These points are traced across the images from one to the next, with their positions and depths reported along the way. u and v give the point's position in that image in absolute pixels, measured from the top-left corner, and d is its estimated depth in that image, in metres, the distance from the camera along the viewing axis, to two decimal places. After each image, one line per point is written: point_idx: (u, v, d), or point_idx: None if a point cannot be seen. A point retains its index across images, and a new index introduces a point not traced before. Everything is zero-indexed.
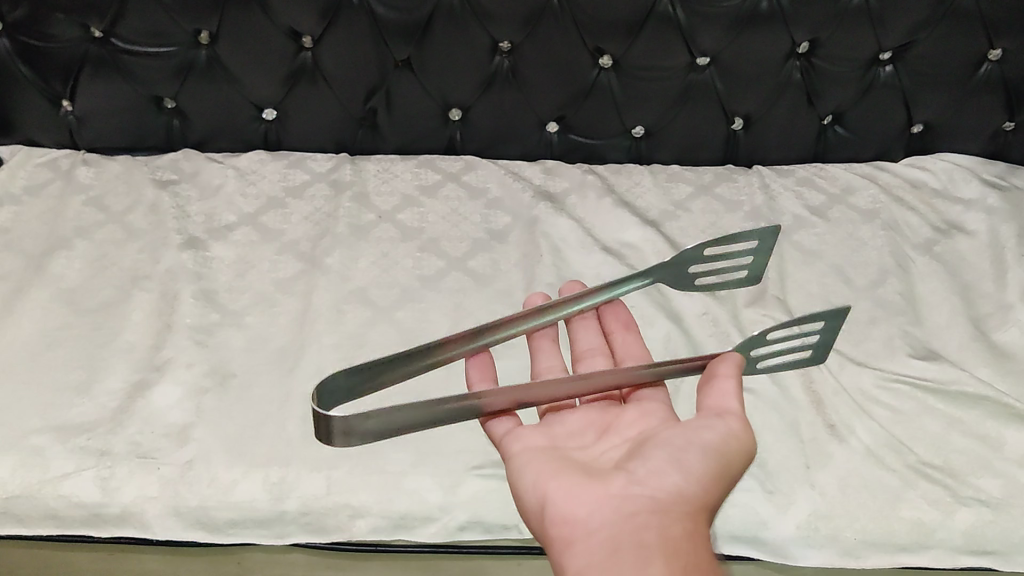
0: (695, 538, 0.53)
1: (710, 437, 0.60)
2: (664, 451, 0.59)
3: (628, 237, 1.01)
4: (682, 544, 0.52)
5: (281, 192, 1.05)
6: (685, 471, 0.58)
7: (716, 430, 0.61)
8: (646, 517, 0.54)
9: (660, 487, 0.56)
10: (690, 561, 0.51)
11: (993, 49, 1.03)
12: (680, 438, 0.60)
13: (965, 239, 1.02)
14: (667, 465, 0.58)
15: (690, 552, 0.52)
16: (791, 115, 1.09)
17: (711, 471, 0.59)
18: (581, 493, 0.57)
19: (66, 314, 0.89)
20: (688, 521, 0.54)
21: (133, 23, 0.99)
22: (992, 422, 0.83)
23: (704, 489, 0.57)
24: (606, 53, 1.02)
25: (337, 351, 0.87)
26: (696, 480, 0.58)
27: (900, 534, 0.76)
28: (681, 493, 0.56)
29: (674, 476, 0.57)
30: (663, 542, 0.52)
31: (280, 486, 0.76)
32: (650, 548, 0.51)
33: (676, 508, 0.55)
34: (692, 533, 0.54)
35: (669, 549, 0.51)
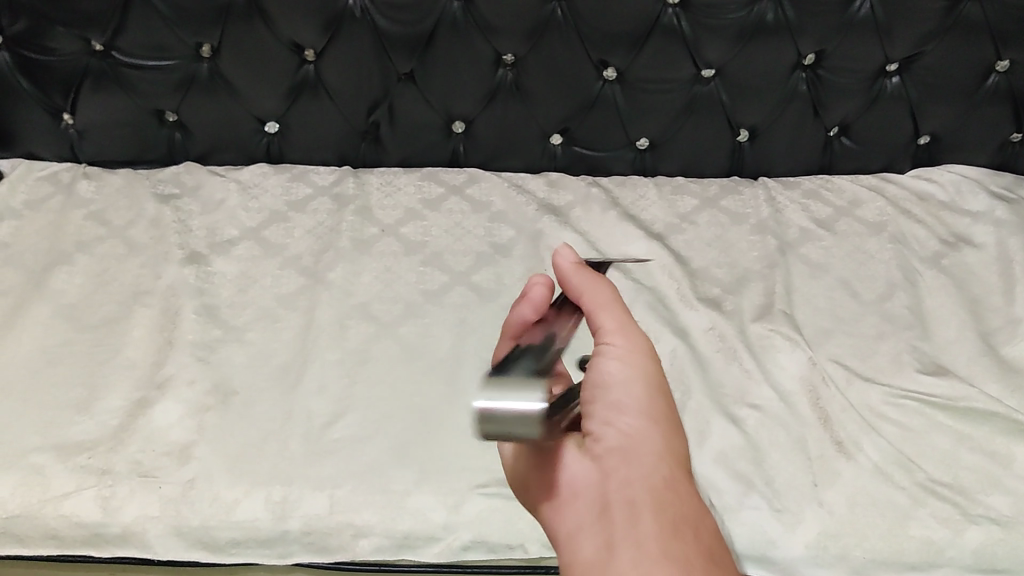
0: (675, 482, 0.52)
1: (626, 368, 0.55)
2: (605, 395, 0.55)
3: (633, 250, 1.00)
4: (666, 496, 0.51)
5: (283, 206, 1.04)
6: (632, 413, 0.54)
7: (630, 357, 0.56)
8: (625, 477, 0.52)
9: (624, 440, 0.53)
10: (678, 512, 0.51)
11: (1000, 61, 1.02)
12: (610, 378, 0.55)
13: (973, 252, 1.01)
14: (615, 414, 0.54)
15: (674, 501, 0.51)
16: (797, 127, 1.08)
17: (655, 401, 0.55)
18: (561, 464, 0.55)
19: (68, 330, 0.88)
20: (663, 466, 0.53)
21: (134, 37, 0.98)
22: (1002, 438, 0.82)
23: (661, 424, 0.54)
24: (610, 65, 1.01)
25: (340, 368, 0.86)
26: (649, 419, 0.54)
27: (910, 553, 0.74)
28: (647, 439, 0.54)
29: (630, 423, 0.54)
30: (648, 502, 0.51)
31: (282, 506, 0.75)
32: (640, 514, 0.51)
33: (648, 457, 0.53)
34: (671, 478, 0.52)
35: (655, 508, 0.51)
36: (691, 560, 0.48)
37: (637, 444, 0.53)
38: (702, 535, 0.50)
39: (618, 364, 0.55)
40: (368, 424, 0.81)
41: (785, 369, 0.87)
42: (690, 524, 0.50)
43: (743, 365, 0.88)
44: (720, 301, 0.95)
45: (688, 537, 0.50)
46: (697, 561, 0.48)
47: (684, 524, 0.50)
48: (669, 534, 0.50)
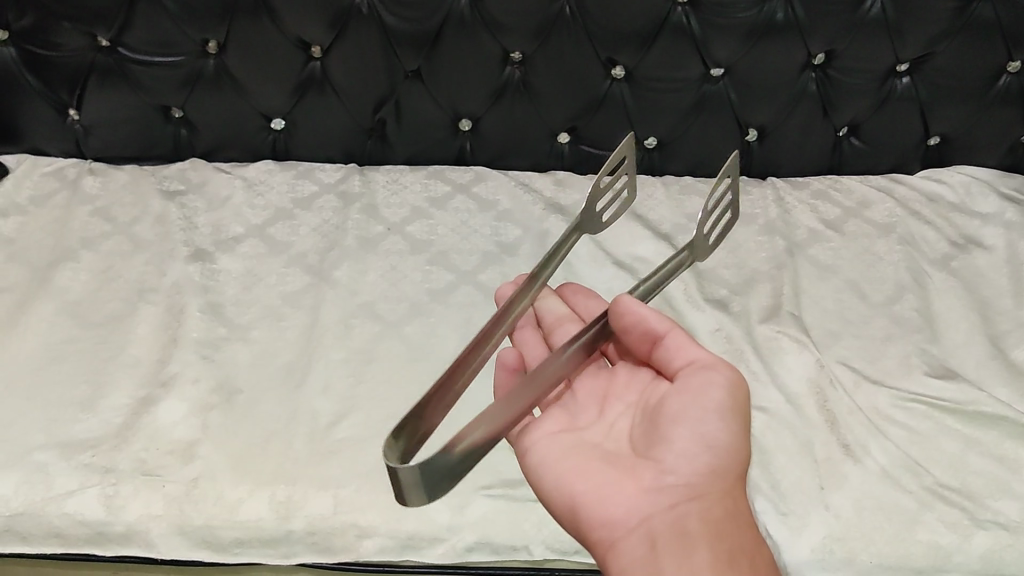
0: (736, 517, 0.54)
1: (722, 401, 0.57)
2: (684, 428, 0.56)
3: (640, 250, 0.99)
4: (726, 528, 0.53)
5: (289, 204, 1.04)
6: (712, 446, 0.55)
7: (722, 389, 0.57)
8: (691, 504, 0.53)
9: (697, 469, 0.55)
10: (738, 545, 0.52)
11: (1012, 61, 1.01)
12: (697, 406, 0.57)
13: (982, 255, 1.00)
14: (698, 445, 0.55)
15: (734, 534, 0.53)
16: (807, 127, 1.07)
17: (735, 436, 0.57)
18: (618, 485, 0.55)
19: (72, 328, 0.88)
20: (726, 501, 0.54)
21: (141, 33, 0.98)
22: (1011, 443, 0.81)
23: (734, 462, 0.56)
24: (618, 64, 1.01)
25: (345, 367, 0.86)
26: (725, 455, 0.56)
27: (918, 558, 0.74)
28: (720, 474, 0.55)
29: (706, 453, 0.55)
30: (711, 531, 0.52)
31: (286, 505, 0.74)
32: (702, 544, 0.51)
33: (715, 488, 0.54)
34: (732, 513, 0.54)
35: (717, 539, 0.52)
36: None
37: (706, 476, 0.54)
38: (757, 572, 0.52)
39: (713, 394, 0.57)
40: (373, 423, 0.81)
41: (793, 371, 0.87)
42: (748, 559, 0.52)
43: (750, 367, 0.87)
44: (728, 302, 0.94)
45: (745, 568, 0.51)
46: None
47: (743, 557, 0.52)
48: (731, 567, 0.50)
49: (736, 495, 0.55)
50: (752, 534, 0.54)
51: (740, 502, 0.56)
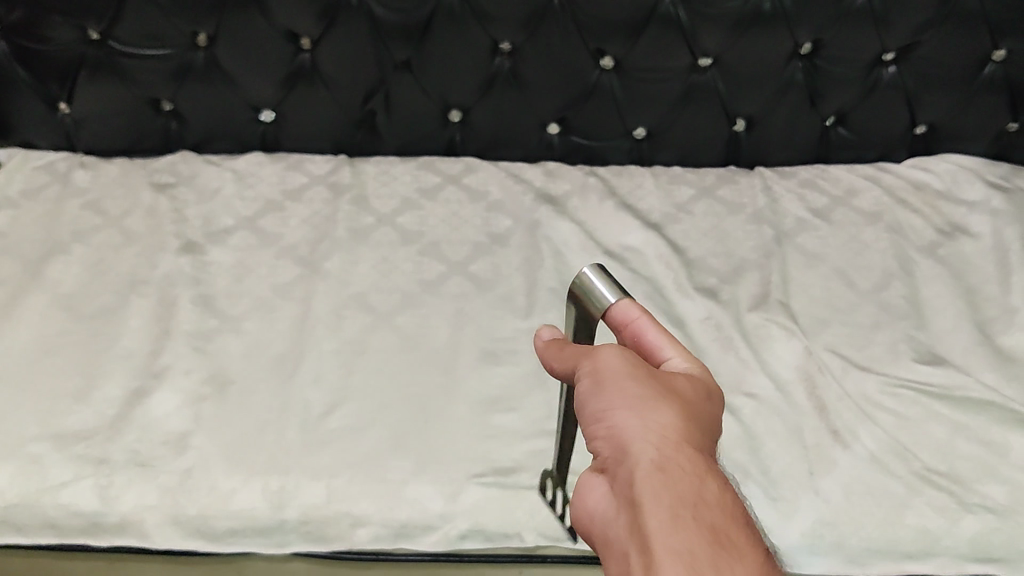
0: (674, 459, 0.40)
1: (593, 373, 0.44)
2: (585, 413, 0.45)
3: (630, 239, 1.00)
4: (653, 484, 0.39)
5: (280, 195, 1.04)
6: (611, 406, 0.43)
7: (593, 366, 0.45)
8: (621, 474, 0.41)
9: (609, 434, 0.42)
10: (676, 494, 0.39)
11: (997, 50, 1.02)
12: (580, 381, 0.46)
13: (969, 242, 1.01)
14: (597, 417, 0.44)
15: (667, 484, 0.39)
16: (794, 116, 1.08)
17: (632, 379, 0.43)
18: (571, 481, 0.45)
19: (65, 320, 0.88)
20: (657, 447, 0.40)
21: (131, 26, 0.98)
22: (998, 428, 0.82)
23: (644, 400, 0.42)
24: (607, 54, 1.01)
25: (337, 357, 0.86)
26: (630, 399, 0.43)
27: (906, 542, 0.75)
28: (631, 424, 0.42)
29: (609, 411, 0.43)
30: (643, 496, 0.39)
31: (279, 495, 0.75)
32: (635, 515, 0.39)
33: (632, 444, 0.41)
34: (665, 456, 0.40)
35: (645, 502, 0.39)
36: (699, 550, 0.37)
37: (620, 433, 0.42)
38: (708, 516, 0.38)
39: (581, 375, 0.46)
40: (366, 413, 0.81)
41: (781, 359, 0.88)
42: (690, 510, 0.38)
43: (739, 354, 0.88)
44: (717, 290, 0.95)
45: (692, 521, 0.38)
46: (708, 552, 0.37)
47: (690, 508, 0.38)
48: (668, 531, 0.37)
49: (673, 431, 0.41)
50: (701, 471, 0.40)
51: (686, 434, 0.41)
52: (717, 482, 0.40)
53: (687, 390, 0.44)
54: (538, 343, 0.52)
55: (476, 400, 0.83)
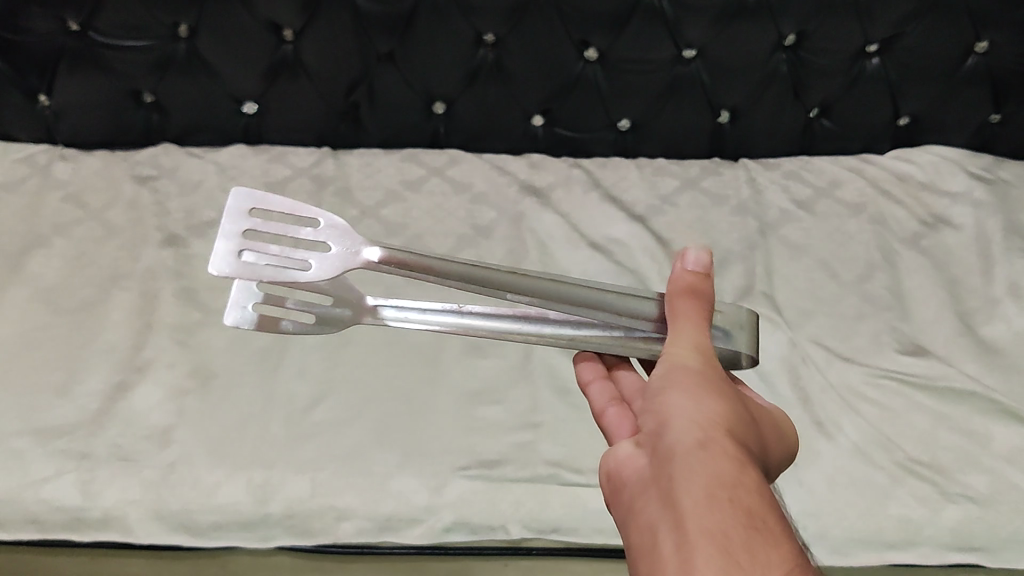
0: (717, 445, 0.48)
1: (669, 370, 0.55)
2: (652, 398, 0.54)
3: (615, 232, 1.01)
4: (696, 460, 0.47)
5: (263, 187, 1.03)
6: (675, 396, 0.52)
7: (673, 365, 0.56)
8: (664, 450, 0.49)
9: (664, 416, 0.51)
10: (715, 476, 0.46)
11: (979, 42, 1.03)
12: (654, 372, 0.57)
13: (952, 233, 1.02)
14: (660, 401, 0.53)
15: (708, 464, 0.46)
16: (778, 108, 1.08)
17: (696, 381, 0.53)
18: (622, 456, 0.53)
19: (45, 314, 0.87)
20: (703, 431, 0.49)
21: (110, 17, 0.96)
22: (980, 418, 0.83)
23: (701, 395, 0.52)
24: (591, 46, 1.00)
25: (321, 350, 0.86)
26: (689, 391, 0.52)
27: (888, 532, 0.76)
28: (686, 410, 0.51)
29: (670, 397, 0.52)
30: (685, 471, 0.46)
31: (264, 489, 0.75)
32: (676, 486, 0.46)
33: (682, 427, 0.49)
34: (709, 441, 0.48)
35: (686, 475, 0.46)
36: (734, 529, 0.43)
37: (674, 417, 0.50)
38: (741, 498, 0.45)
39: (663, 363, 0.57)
40: (351, 405, 0.81)
41: (764, 350, 0.88)
42: (727, 491, 0.45)
43: None
44: None
45: (724, 499, 0.44)
46: (742, 533, 0.43)
47: (725, 488, 0.45)
48: (703, 506, 0.44)
49: (721, 425, 0.50)
50: (743, 462, 0.47)
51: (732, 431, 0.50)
52: (754, 473, 0.46)
53: (738, 400, 0.53)
54: (681, 270, 0.64)
55: (461, 392, 0.83)
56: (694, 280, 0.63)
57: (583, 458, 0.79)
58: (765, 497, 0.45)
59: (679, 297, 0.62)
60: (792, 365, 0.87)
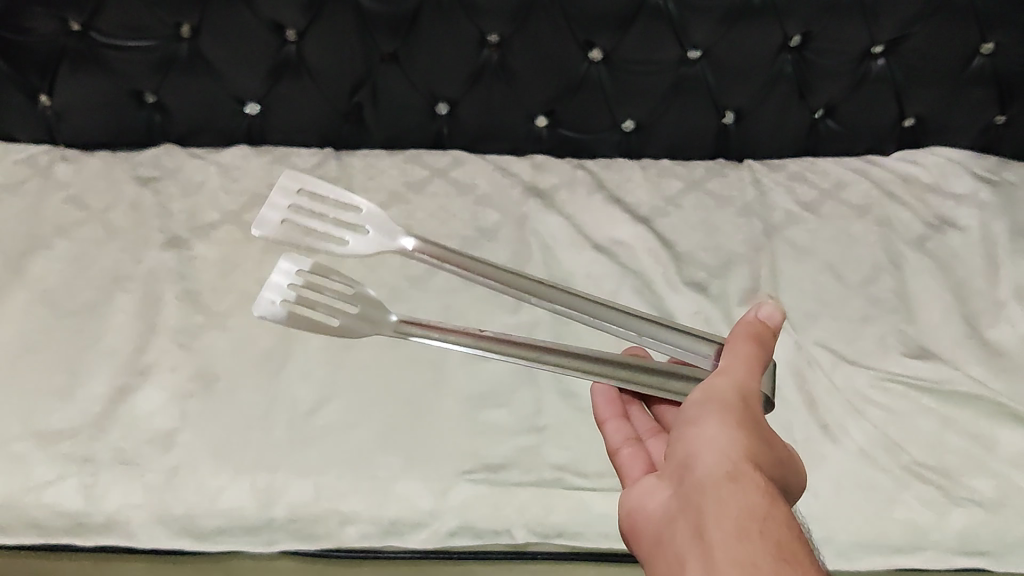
0: (747, 478, 0.48)
1: (706, 404, 0.56)
2: (686, 430, 0.54)
3: (619, 234, 1.00)
4: (728, 491, 0.47)
5: (265, 189, 1.02)
6: (708, 428, 0.53)
7: (708, 399, 0.56)
8: (695, 483, 0.49)
9: (695, 449, 0.52)
10: (745, 508, 0.46)
11: (986, 43, 1.02)
12: (687, 407, 0.57)
13: (957, 235, 1.02)
14: (693, 434, 0.53)
15: (740, 496, 0.47)
16: (783, 109, 1.07)
17: (730, 415, 0.54)
18: (652, 491, 0.53)
19: (47, 316, 0.87)
20: (734, 464, 0.49)
21: (112, 17, 0.96)
22: (986, 422, 0.83)
23: (734, 429, 0.52)
24: (596, 46, 1.00)
25: (325, 354, 0.85)
26: (722, 425, 0.53)
27: (894, 536, 0.76)
28: (719, 443, 0.51)
29: (703, 429, 0.53)
30: (716, 503, 0.47)
31: (267, 493, 0.75)
32: (707, 517, 0.47)
33: (714, 459, 0.50)
34: (739, 474, 0.48)
35: (717, 506, 0.46)
36: (762, 558, 0.42)
37: (706, 450, 0.51)
38: (773, 529, 0.44)
39: (697, 396, 0.57)
40: (355, 409, 0.81)
41: None
42: (757, 521, 0.44)
43: None
44: (706, 284, 0.95)
45: (753, 529, 0.44)
46: (770, 561, 0.42)
47: (756, 519, 0.45)
48: (732, 537, 0.44)
49: (753, 459, 0.50)
50: (775, 494, 0.47)
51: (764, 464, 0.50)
52: (785, 507, 0.46)
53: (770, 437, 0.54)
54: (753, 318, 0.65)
55: (465, 395, 0.83)
56: (759, 327, 0.64)
57: (588, 463, 0.79)
58: (796, 530, 0.44)
59: (743, 335, 0.64)
60: (798, 368, 0.86)
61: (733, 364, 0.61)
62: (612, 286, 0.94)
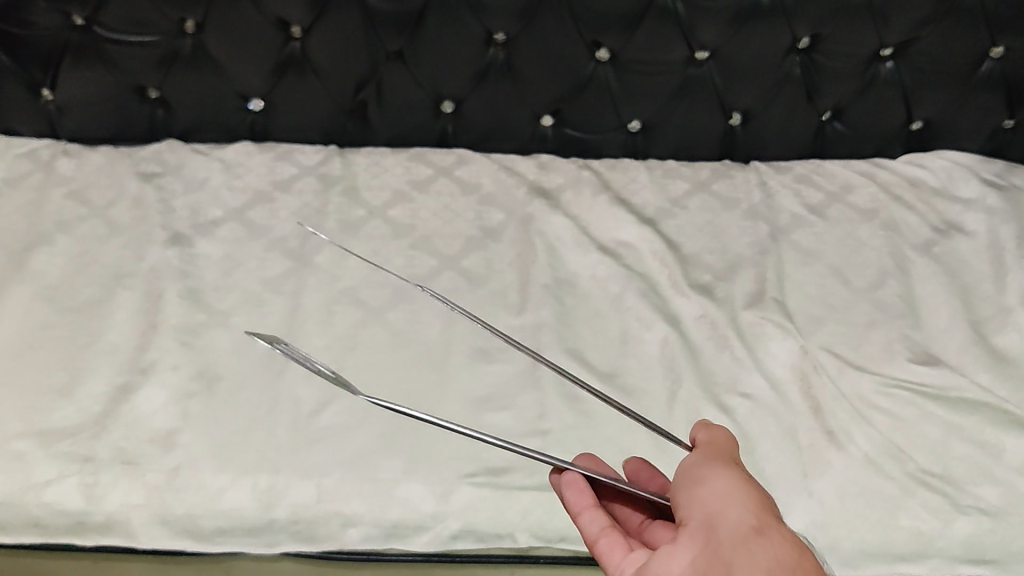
0: (773, 531, 0.49)
1: (703, 462, 0.56)
2: (690, 487, 0.54)
3: (624, 235, 0.99)
4: (759, 546, 0.47)
5: (269, 186, 1.02)
6: (717, 486, 0.53)
7: (702, 459, 0.57)
8: (720, 535, 0.49)
9: (711, 504, 0.51)
10: (780, 561, 0.46)
11: (995, 47, 1.01)
12: (680, 468, 0.57)
13: (964, 240, 1.01)
14: (701, 491, 0.53)
15: (772, 550, 0.47)
16: (791, 110, 1.06)
17: (733, 473, 0.54)
18: (662, 554, 0.51)
19: (49, 313, 0.86)
20: (757, 517, 0.50)
21: (116, 12, 0.95)
22: (992, 429, 0.82)
23: (743, 484, 0.53)
24: (603, 46, 0.99)
25: (328, 354, 0.85)
26: (729, 483, 0.53)
27: (899, 543, 0.75)
28: (735, 498, 0.51)
29: (713, 484, 0.53)
30: (749, 559, 0.47)
31: (269, 494, 0.75)
32: (741, 574, 0.46)
33: (735, 514, 0.50)
34: (765, 527, 0.49)
35: (750, 563, 0.47)
36: None
37: (725, 505, 0.51)
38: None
39: (689, 458, 0.57)
40: (357, 410, 0.80)
41: (775, 358, 0.87)
42: None
43: (734, 353, 0.87)
44: (712, 288, 0.94)
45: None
46: None
47: (790, 571, 0.46)
48: None
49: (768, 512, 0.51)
50: (799, 542, 0.49)
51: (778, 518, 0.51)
52: (810, 560, 0.48)
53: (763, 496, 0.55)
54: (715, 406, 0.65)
55: (468, 398, 0.82)
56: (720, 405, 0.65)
57: None
58: None
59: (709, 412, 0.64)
60: (804, 374, 0.86)
61: (707, 431, 0.61)
62: (616, 288, 0.93)
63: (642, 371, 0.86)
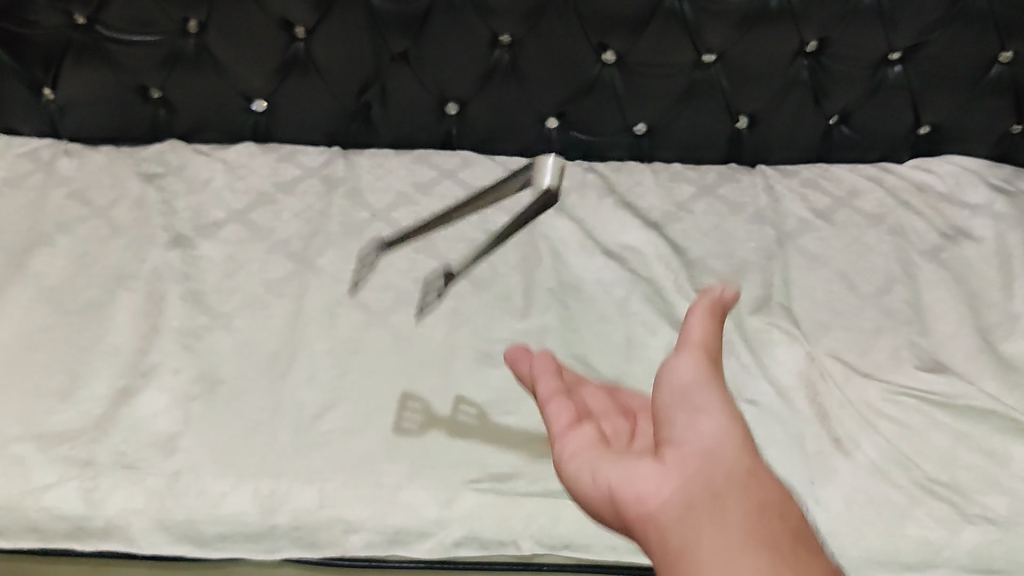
0: (759, 480, 0.47)
1: (693, 357, 0.52)
2: (675, 396, 0.51)
3: (629, 239, 0.99)
4: (743, 492, 0.45)
5: (271, 187, 1.01)
6: (712, 411, 0.50)
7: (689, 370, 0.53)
8: (707, 476, 0.47)
9: (698, 437, 0.49)
10: (765, 519, 0.44)
11: (1004, 51, 1.01)
12: (684, 382, 0.51)
13: (972, 246, 1.00)
14: (691, 413, 0.50)
15: (756, 501, 0.45)
16: (798, 114, 1.06)
17: (727, 394, 0.51)
18: (642, 469, 0.48)
19: (49, 315, 0.86)
20: (745, 465, 0.47)
21: (119, 11, 0.94)
22: (1000, 437, 0.81)
23: (731, 411, 0.50)
24: (610, 49, 0.98)
25: (331, 358, 0.84)
26: (720, 403, 0.50)
27: (906, 553, 0.75)
28: (724, 435, 0.49)
29: (703, 414, 0.50)
30: (735, 515, 0.44)
31: (271, 500, 0.74)
32: (724, 521, 0.44)
33: (725, 458, 0.47)
34: (753, 474, 0.47)
35: (737, 519, 0.44)
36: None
37: (714, 442, 0.48)
38: (793, 540, 0.43)
39: (708, 422, 0.49)
40: (360, 415, 0.80)
41: (782, 364, 0.87)
42: (785, 539, 0.43)
43: (740, 359, 0.86)
44: None
45: None
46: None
47: None
48: (760, 551, 0.42)
49: (779, 515, 0.45)
50: (789, 502, 0.46)
51: (792, 524, 0.45)
52: (801, 516, 0.46)
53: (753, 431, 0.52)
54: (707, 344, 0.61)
55: (472, 403, 0.82)
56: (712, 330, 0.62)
57: None
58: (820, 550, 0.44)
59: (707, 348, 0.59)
60: (812, 381, 0.85)
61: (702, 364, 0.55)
62: (621, 293, 0.93)
63: (647, 377, 0.85)
